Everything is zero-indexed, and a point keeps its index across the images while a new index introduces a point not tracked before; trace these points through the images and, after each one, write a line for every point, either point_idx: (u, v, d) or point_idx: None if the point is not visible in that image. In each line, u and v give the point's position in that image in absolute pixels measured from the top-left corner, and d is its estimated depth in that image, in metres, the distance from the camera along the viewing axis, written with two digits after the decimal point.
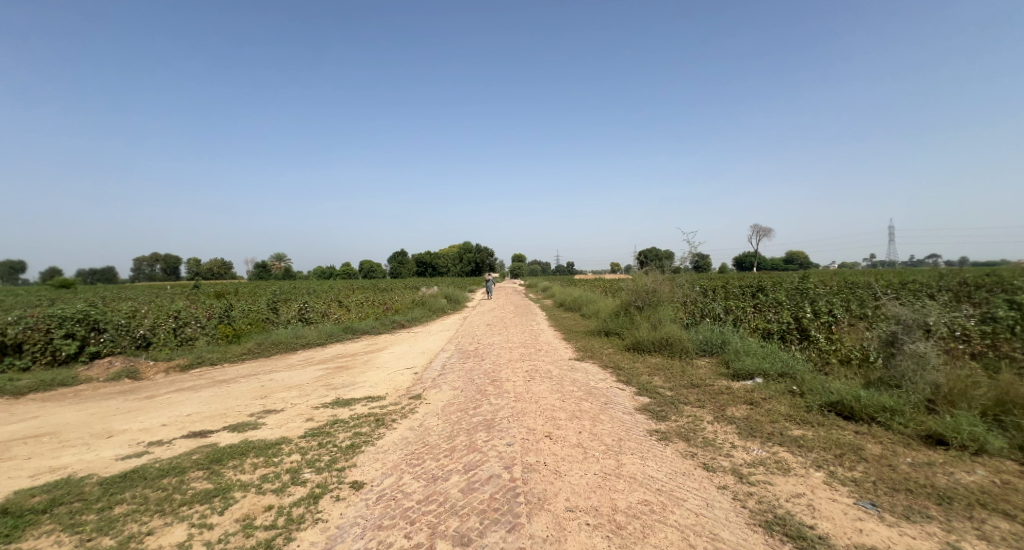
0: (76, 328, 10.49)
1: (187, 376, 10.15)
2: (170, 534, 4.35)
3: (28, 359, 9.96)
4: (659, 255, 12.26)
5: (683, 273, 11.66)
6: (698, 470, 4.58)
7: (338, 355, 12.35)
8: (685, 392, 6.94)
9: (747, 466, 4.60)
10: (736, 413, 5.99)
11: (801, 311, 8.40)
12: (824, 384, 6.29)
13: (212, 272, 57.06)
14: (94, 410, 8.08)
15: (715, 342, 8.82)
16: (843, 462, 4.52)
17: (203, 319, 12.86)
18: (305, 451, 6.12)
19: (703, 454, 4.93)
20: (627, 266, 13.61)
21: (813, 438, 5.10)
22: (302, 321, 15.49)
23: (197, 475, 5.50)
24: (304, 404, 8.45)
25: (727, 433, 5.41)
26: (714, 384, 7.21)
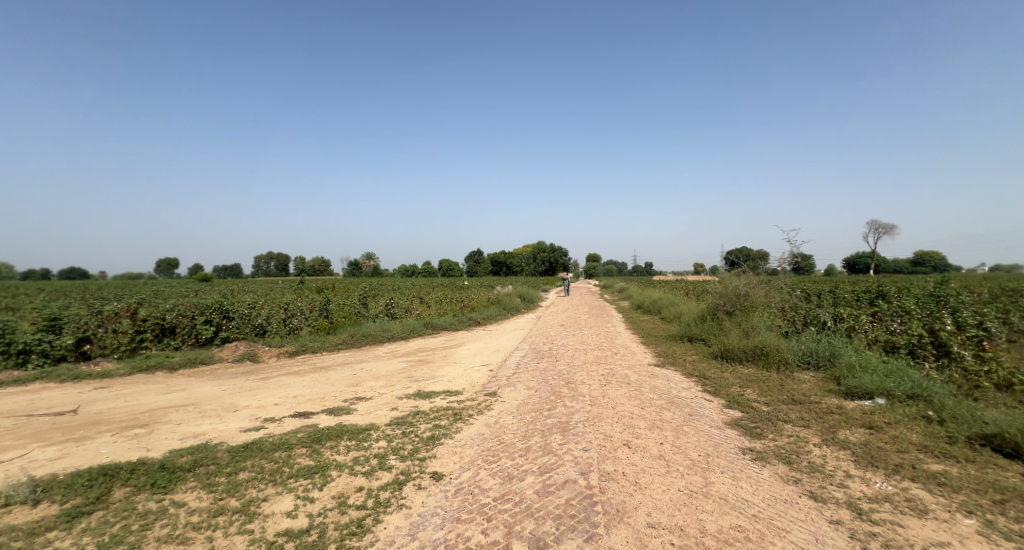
0: (214, 315, 12.08)
1: (294, 362, 11.28)
2: (279, 503, 4.81)
3: (179, 339, 11.61)
4: (752, 255, 11.37)
5: (782, 276, 10.65)
6: (803, 499, 4.14)
7: (419, 349, 12.95)
8: (784, 409, 6.34)
9: (868, 501, 4.07)
10: (851, 438, 5.34)
11: (939, 323, 7.34)
12: (973, 413, 5.41)
13: (315, 269, 63.02)
14: (223, 386, 9.23)
15: (823, 354, 7.97)
16: (1003, 511, 3.84)
17: (308, 311, 14.18)
18: (391, 439, 6.48)
19: (809, 481, 4.46)
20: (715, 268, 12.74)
21: (959, 477, 4.39)
22: (389, 315, 16.46)
23: (300, 452, 6.04)
24: (390, 394, 8.98)
25: (839, 460, 4.85)
26: (822, 402, 6.50)
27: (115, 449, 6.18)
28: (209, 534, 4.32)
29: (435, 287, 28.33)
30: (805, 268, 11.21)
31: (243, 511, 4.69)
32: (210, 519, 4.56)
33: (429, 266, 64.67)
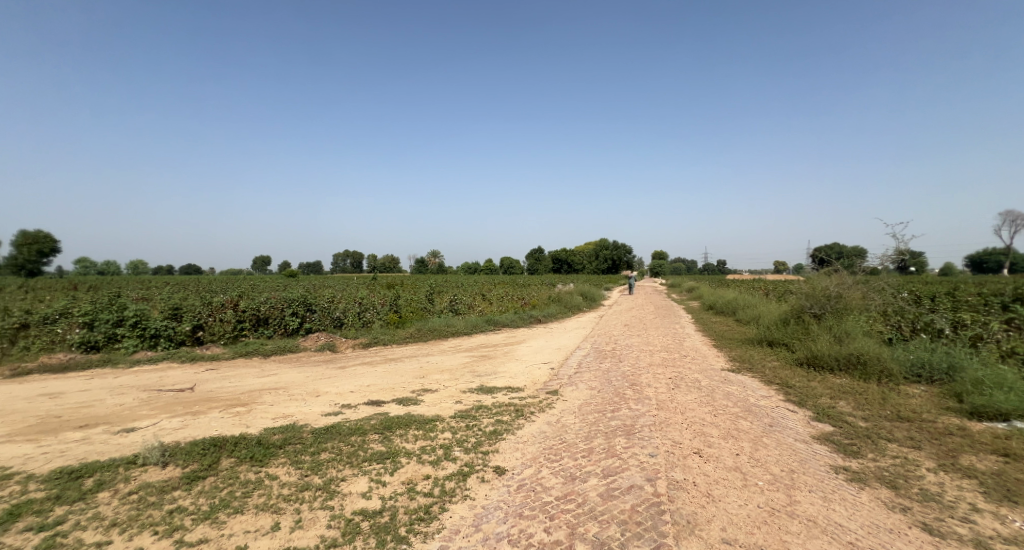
0: (299, 308, 13.11)
1: (367, 352, 11.95)
2: (355, 484, 5.13)
3: (271, 329, 12.72)
4: (849, 253, 10.33)
5: (885, 276, 9.55)
6: (914, 531, 3.68)
7: (482, 344, 13.19)
8: (887, 426, 5.69)
9: (1001, 542, 3.54)
10: (976, 466, 4.68)
11: None
12: None
13: (385, 266, 66.34)
14: (308, 372, 9.99)
15: (939, 367, 7.10)
16: None
17: (379, 306, 14.98)
18: (456, 431, 6.64)
19: (921, 511, 3.96)
20: (801, 266, 11.72)
21: None
22: (453, 310, 16.90)
23: (373, 438, 6.38)
24: (454, 387, 9.22)
25: (963, 491, 4.25)
26: (935, 421, 5.76)
27: (221, 424, 6.91)
28: (296, 507, 4.71)
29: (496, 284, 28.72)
30: (913, 266, 9.96)
31: (325, 489, 5.06)
32: (297, 493, 4.97)
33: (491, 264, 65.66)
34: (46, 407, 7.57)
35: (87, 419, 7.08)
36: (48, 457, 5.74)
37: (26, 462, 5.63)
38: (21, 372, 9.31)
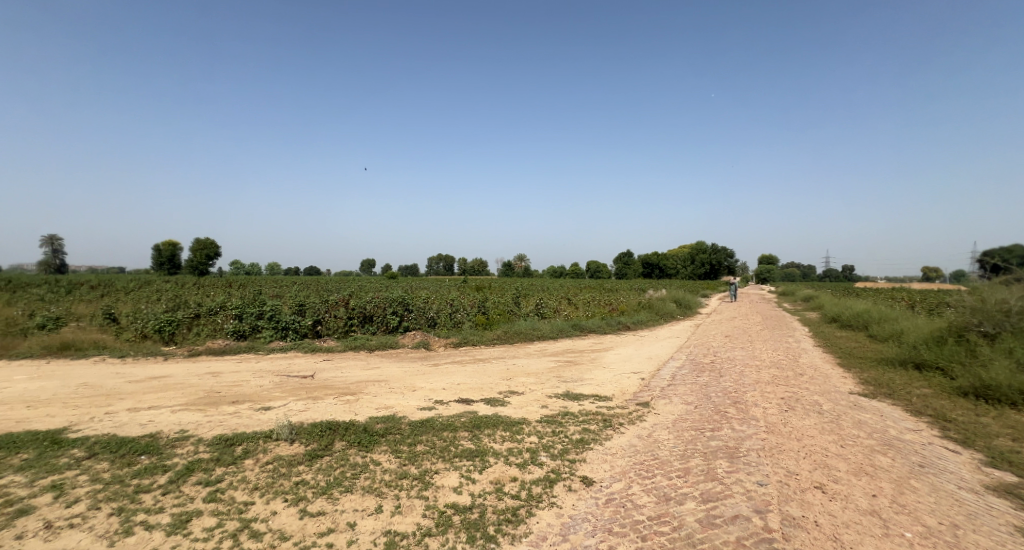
0: (398, 307, 14.05)
1: (457, 352, 12.39)
2: (447, 478, 5.34)
3: (375, 326, 13.75)
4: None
5: None
6: None
7: (568, 350, 13.00)
8: None
9: None
10: None
11: None
12: None
13: (475, 269, 68.86)
14: (405, 367, 10.62)
15: None
16: None
17: (469, 309, 15.55)
18: (542, 435, 6.58)
19: None
20: (964, 275, 9.82)
21: None
22: (539, 314, 16.89)
23: (463, 436, 6.58)
24: (541, 391, 9.17)
25: None
26: None
27: (335, 410, 7.60)
28: (396, 493, 5.07)
29: (582, 288, 28.22)
30: None
31: (420, 479, 5.36)
32: (397, 480, 5.35)
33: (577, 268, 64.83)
34: (208, 382, 8.94)
35: (237, 395, 8.19)
36: (211, 425, 6.80)
37: (197, 427, 6.71)
38: (193, 352, 11.12)
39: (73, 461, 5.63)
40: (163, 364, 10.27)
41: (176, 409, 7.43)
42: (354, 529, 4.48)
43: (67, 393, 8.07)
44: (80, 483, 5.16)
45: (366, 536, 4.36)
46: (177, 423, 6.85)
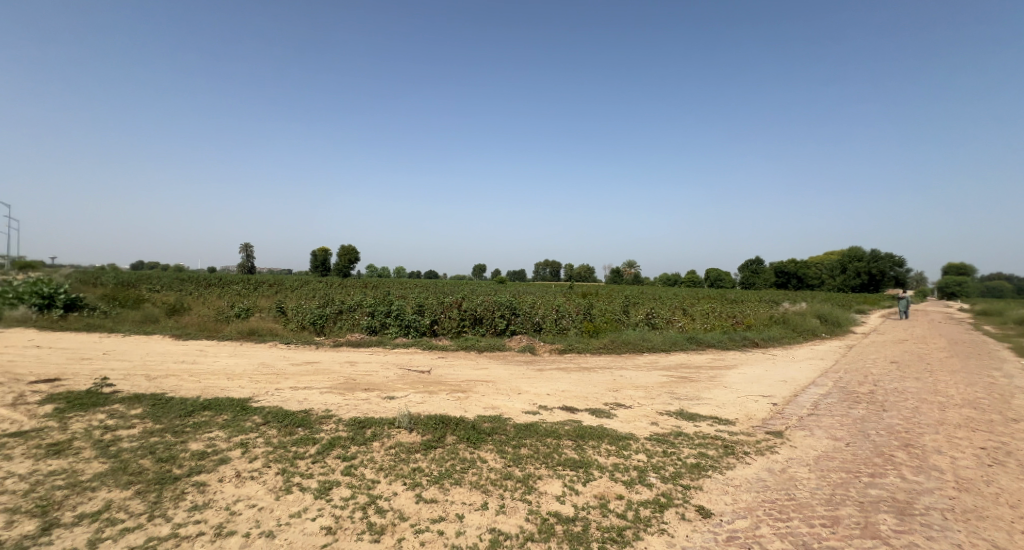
0: (506, 312, 14.35)
1: (563, 359, 12.16)
2: (550, 485, 5.24)
3: (484, 328, 14.17)
4: None
5: None
6: None
7: (681, 365, 11.96)
8: None
9: None
10: None
11: None
12: None
13: (583, 275, 68.08)
14: (511, 370, 10.69)
15: None
16: None
17: (574, 315, 15.25)
18: (650, 454, 6.07)
19: None
20: None
21: None
22: (650, 324, 15.88)
23: (567, 444, 6.37)
24: (650, 406, 8.53)
25: None
26: None
27: (447, 405, 7.89)
28: (501, 493, 5.12)
29: (701, 298, 25.99)
30: None
31: (523, 482, 5.33)
32: (501, 480, 5.39)
33: (694, 276, 60.23)
34: (347, 370, 9.95)
35: (368, 383, 8.96)
36: (348, 408, 7.49)
37: (338, 409, 7.44)
38: (337, 343, 12.52)
39: (254, 425, 6.61)
40: (314, 351, 11.75)
41: (324, 391, 8.34)
42: (461, 521, 4.64)
43: (251, 369, 9.60)
44: (259, 443, 6.09)
45: (473, 530, 4.48)
46: (324, 403, 7.69)
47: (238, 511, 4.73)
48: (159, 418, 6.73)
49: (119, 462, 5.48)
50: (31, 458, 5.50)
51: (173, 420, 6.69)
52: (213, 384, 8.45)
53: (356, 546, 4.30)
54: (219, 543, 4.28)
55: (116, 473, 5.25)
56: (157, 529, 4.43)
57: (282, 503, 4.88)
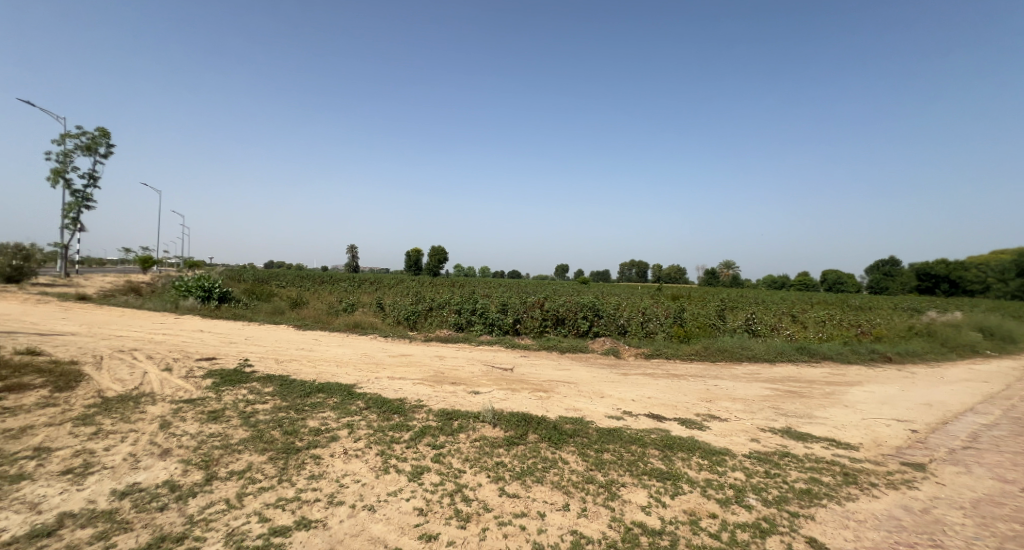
0: (588, 313, 13.95)
1: (650, 364, 11.47)
2: (635, 494, 5.18)
3: (566, 329, 13.90)
4: None
5: None
6: None
7: (788, 378, 10.65)
8: None
9: None
10: None
11: None
12: None
13: (673, 275, 64.52)
14: (594, 373, 10.30)
15: None
16: None
17: (663, 318, 14.36)
18: (749, 473, 5.70)
19: None
20: None
21: None
22: (749, 331, 14.44)
23: (653, 454, 6.11)
24: (749, 421, 7.67)
25: None
26: None
27: (528, 404, 7.75)
28: (583, 496, 5.10)
29: (815, 304, 23.00)
30: None
31: (606, 488, 5.27)
32: (583, 483, 5.35)
33: (808, 279, 53.80)
34: (435, 363, 10.30)
35: (455, 378, 9.16)
36: (438, 399, 7.68)
37: (428, 399, 7.66)
38: (427, 338, 13.02)
39: (359, 409, 7.01)
40: (406, 344, 12.32)
41: (416, 382, 8.66)
42: (543, 519, 4.71)
43: (355, 358, 10.34)
44: (362, 425, 6.43)
45: (554, 530, 4.55)
46: (416, 393, 7.97)
47: (345, 484, 5.07)
48: (286, 397, 7.41)
49: (258, 431, 6.11)
50: (196, 421, 6.32)
51: (295, 399, 7.34)
52: (325, 370, 9.18)
53: (444, 530, 4.47)
54: (331, 510, 4.64)
55: (255, 439, 5.87)
56: (284, 491, 4.89)
57: (381, 482, 5.15)
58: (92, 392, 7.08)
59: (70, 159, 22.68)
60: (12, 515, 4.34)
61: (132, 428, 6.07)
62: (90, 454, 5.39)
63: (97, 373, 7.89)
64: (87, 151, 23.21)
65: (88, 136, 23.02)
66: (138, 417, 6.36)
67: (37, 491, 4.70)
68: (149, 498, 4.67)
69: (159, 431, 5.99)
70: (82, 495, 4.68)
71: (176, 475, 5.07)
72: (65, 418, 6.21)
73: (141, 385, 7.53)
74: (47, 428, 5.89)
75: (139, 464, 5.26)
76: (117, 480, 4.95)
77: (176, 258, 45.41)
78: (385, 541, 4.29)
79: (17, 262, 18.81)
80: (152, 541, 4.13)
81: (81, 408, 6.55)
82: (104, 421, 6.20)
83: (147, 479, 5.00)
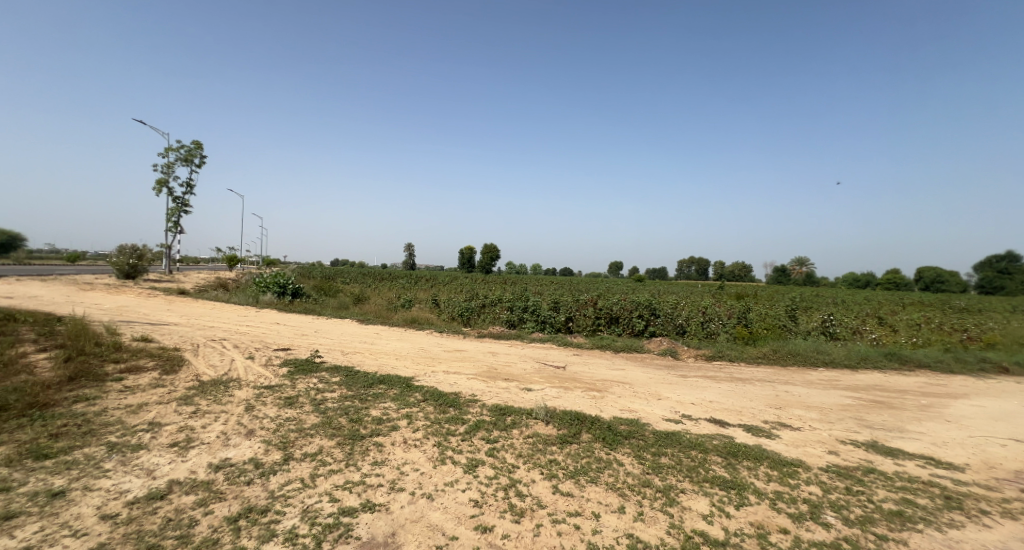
0: (645, 311, 13.39)
1: (711, 366, 10.79)
2: (695, 501, 4.85)
3: (621, 327, 13.45)
4: None
5: None
6: None
7: (873, 387, 9.60)
8: None
9: None
10: None
11: None
12: None
13: (736, 273, 61.09)
14: (652, 374, 9.83)
15: None
16: None
17: (726, 318, 13.48)
18: (826, 488, 5.21)
19: None
20: None
21: None
22: (825, 334, 13.23)
23: (715, 460, 5.68)
24: (826, 432, 6.97)
25: None
26: None
27: (582, 403, 7.50)
28: (640, 499, 4.83)
29: (907, 306, 20.61)
30: None
31: (664, 493, 4.97)
32: (639, 486, 5.06)
33: (900, 279, 48.69)
34: (489, 359, 10.27)
35: (508, 374, 9.07)
36: (492, 395, 7.62)
37: (482, 394, 7.61)
38: (480, 334, 13.05)
39: (416, 401, 7.08)
40: (460, 340, 12.41)
41: (470, 377, 8.65)
42: (598, 519, 4.51)
43: (412, 352, 10.54)
44: (420, 417, 6.47)
45: (609, 532, 4.35)
46: (470, 388, 7.96)
47: (404, 471, 5.09)
48: (351, 387, 7.64)
49: (326, 417, 6.32)
50: (274, 405, 6.65)
51: (359, 389, 7.55)
52: (384, 363, 9.42)
53: (498, 523, 4.39)
54: (393, 495, 4.67)
55: (325, 425, 6.07)
56: (351, 475, 4.99)
57: (438, 472, 5.13)
58: (192, 375, 7.67)
59: (172, 171, 25.05)
60: (132, 479, 4.73)
61: (223, 409, 6.47)
62: (191, 431, 5.78)
63: (194, 358, 8.56)
64: (186, 163, 25.51)
65: (186, 149, 25.30)
66: (228, 400, 6.79)
67: (151, 460, 5.09)
68: (238, 473, 4.92)
69: (245, 413, 6.34)
70: (186, 466, 5.02)
71: (260, 453, 5.32)
72: (172, 397, 6.75)
73: (230, 371, 8.07)
74: (157, 406, 6.42)
75: (229, 441, 5.57)
76: (213, 455, 5.27)
77: (255, 257, 49.12)
78: (443, 530, 4.26)
79: (132, 260, 20.97)
80: (241, 511, 4.34)
81: (184, 390, 7.09)
82: (201, 402, 6.67)
83: (237, 455, 5.28)
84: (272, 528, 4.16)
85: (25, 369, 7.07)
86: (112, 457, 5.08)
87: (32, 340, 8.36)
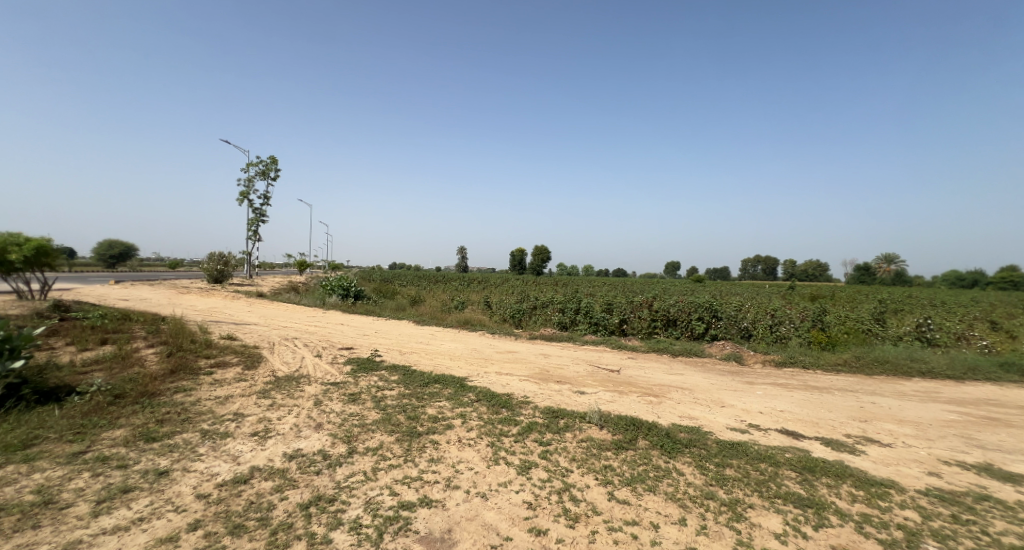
0: (705, 314, 12.53)
1: (783, 373, 9.84)
2: (766, 518, 4.29)
3: (679, 330, 12.69)
4: None
5: None
6: None
7: (984, 401, 8.30)
8: None
9: None
10: None
11: None
12: None
13: (810, 274, 56.88)
14: (716, 379, 9.11)
15: None
16: None
17: (798, 321, 12.32)
18: (927, 514, 4.45)
19: None
20: None
21: None
22: (920, 340, 11.72)
23: (789, 475, 5.04)
24: (924, 450, 6.05)
25: None
26: None
27: (639, 408, 7.02)
28: (703, 512, 4.35)
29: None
30: None
31: (730, 507, 4.44)
32: (703, 498, 4.57)
33: (1014, 278, 42.72)
34: (542, 361, 9.97)
35: (561, 376, 8.73)
36: (544, 397, 7.32)
37: (534, 396, 7.34)
38: (532, 335, 12.80)
39: (470, 401, 6.92)
40: (513, 342, 12.21)
41: (522, 379, 8.40)
42: (657, 530, 4.09)
43: (466, 353, 10.46)
44: (474, 417, 6.29)
45: (670, 544, 3.93)
46: (522, 389, 7.71)
47: (459, 470, 4.91)
48: (408, 385, 7.64)
49: (385, 414, 6.29)
50: (339, 401, 6.74)
51: (415, 388, 7.50)
52: (438, 363, 9.38)
53: (553, 527, 4.09)
54: (448, 493, 4.50)
55: (384, 421, 6.04)
56: (408, 470, 4.88)
57: (492, 472, 4.90)
58: (269, 371, 7.98)
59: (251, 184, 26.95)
60: (221, 463, 4.88)
61: (295, 403, 6.65)
62: (269, 422, 5.94)
63: (270, 355, 8.95)
64: (263, 176, 27.36)
65: (264, 164, 27.18)
66: (299, 394, 6.97)
67: (236, 446, 5.25)
68: (309, 463, 4.96)
69: (314, 408, 6.46)
70: (265, 454, 5.13)
71: (327, 445, 5.36)
72: (252, 391, 7.04)
73: (301, 367, 8.34)
74: (240, 398, 6.70)
75: (301, 433, 5.66)
76: (287, 444, 5.36)
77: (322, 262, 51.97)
78: (497, 529, 4.03)
79: (219, 266, 22.72)
80: (311, 498, 4.33)
81: (262, 384, 7.38)
82: (277, 395, 6.89)
83: (308, 446, 5.35)
84: (339, 516, 4.10)
85: (138, 362, 7.67)
86: (206, 443, 5.30)
87: (142, 336, 9.12)
